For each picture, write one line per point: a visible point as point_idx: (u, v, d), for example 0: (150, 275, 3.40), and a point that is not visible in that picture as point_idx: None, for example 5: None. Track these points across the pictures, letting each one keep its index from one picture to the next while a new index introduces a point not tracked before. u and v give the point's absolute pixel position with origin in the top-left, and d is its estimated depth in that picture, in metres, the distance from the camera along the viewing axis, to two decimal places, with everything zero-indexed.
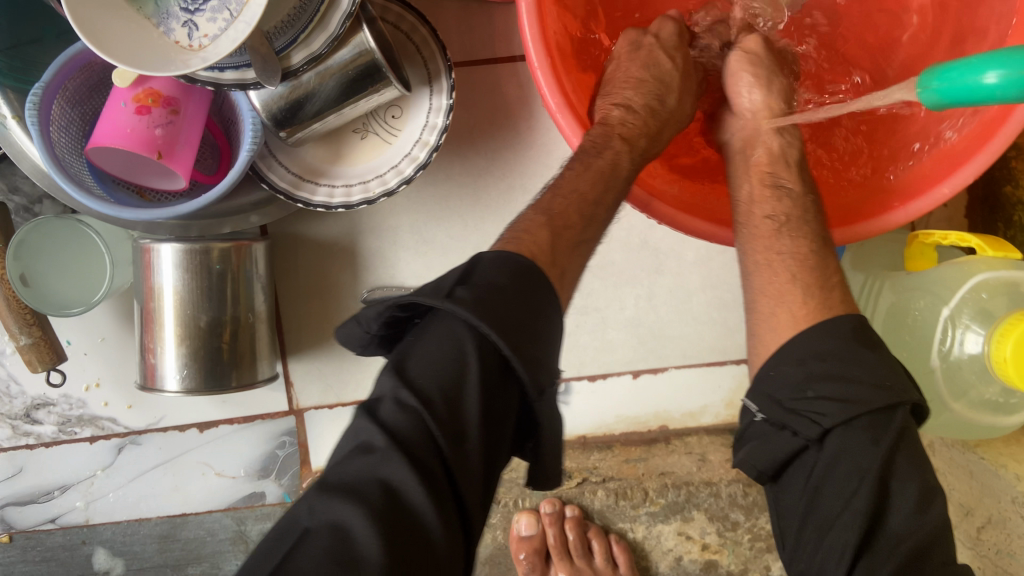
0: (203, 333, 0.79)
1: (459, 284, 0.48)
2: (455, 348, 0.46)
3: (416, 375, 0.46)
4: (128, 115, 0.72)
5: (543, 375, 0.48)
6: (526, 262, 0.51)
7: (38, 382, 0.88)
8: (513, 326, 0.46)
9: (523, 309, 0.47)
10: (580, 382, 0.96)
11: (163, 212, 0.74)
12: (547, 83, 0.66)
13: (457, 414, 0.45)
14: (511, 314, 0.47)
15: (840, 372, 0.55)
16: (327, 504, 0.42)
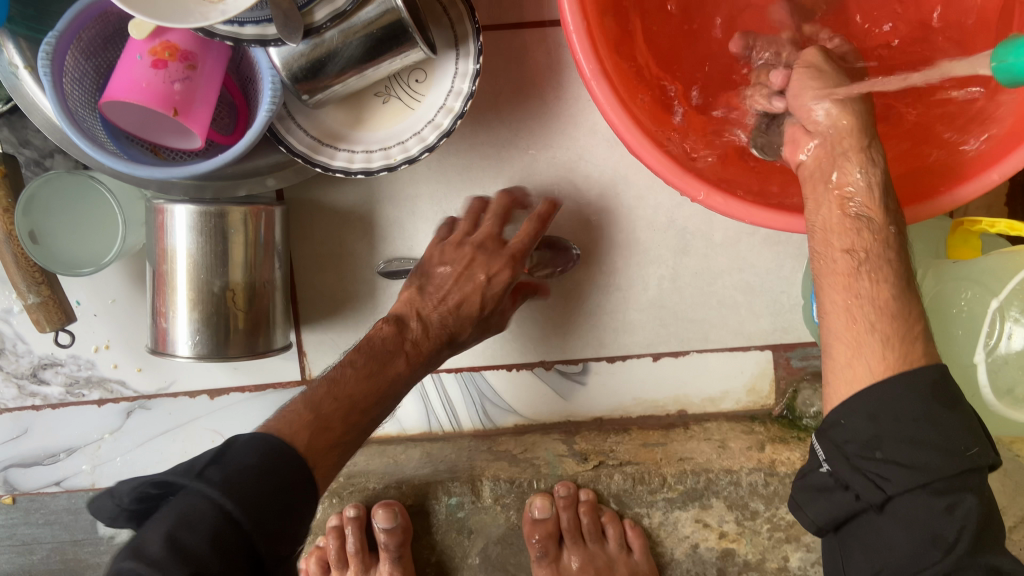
0: (215, 298, 0.77)
1: (211, 463, 0.57)
2: (206, 512, 0.54)
3: (229, 481, 0.56)
4: (144, 69, 0.69)
5: (284, 546, 0.58)
6: (276, 443, 0.62)
7: (45, 341, 0.86)
8: (263, 508, 0.56)
9: (269, 490, 0.58)
10: (598, 363, 0.94)
11: (177, 172, 0.71)
12: (582, 48, 0.63)
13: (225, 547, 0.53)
14: (257, 495, 0.56)
15: (917, 437, 0.52)
16: None
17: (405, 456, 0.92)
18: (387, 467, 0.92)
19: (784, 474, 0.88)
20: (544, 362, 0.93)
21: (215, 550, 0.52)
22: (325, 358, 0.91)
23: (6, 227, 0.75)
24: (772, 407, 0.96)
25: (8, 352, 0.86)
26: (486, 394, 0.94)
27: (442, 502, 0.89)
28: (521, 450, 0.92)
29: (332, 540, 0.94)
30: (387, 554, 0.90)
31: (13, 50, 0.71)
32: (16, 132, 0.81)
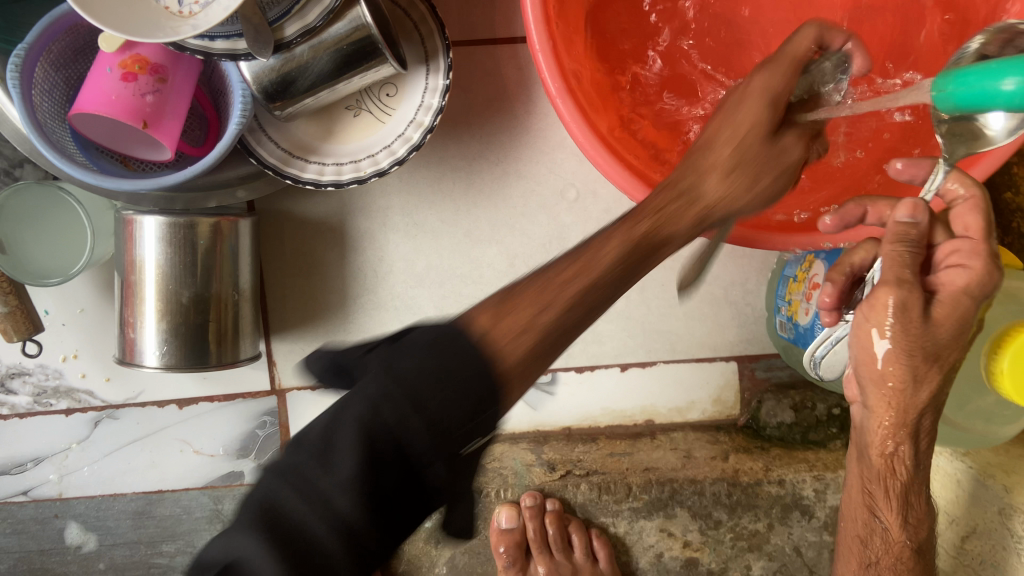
0: (184, 309, 0.77)
1: (395, 342, 0.46)
2: (373, 406, 0.42)
3: (404, 371, 0.42)
4: (114, 81, 0.70)
5: (491, 435, 0.44)
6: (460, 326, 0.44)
7: (13, 351, 0.86)
8: (450, 412, 0.42)
9: (454, 384, 0.42)
10: (567, 374, 0.94)
11: (147, 184, 0.71)
12: (546, 65, 0.65)
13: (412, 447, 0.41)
14: (448, 400, 0.42)
15: None
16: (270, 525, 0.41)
17: None
18: None
19: (746, 484, 0.91)
20: None
21: (311, 459, 0.42)
22: (295, 368, 0.91)
23: None
24: (738, 417, 0.97)
25: None
26: None
27: None
28: (491, 459, 0.94)
29: None
30: None
31: None
32: None
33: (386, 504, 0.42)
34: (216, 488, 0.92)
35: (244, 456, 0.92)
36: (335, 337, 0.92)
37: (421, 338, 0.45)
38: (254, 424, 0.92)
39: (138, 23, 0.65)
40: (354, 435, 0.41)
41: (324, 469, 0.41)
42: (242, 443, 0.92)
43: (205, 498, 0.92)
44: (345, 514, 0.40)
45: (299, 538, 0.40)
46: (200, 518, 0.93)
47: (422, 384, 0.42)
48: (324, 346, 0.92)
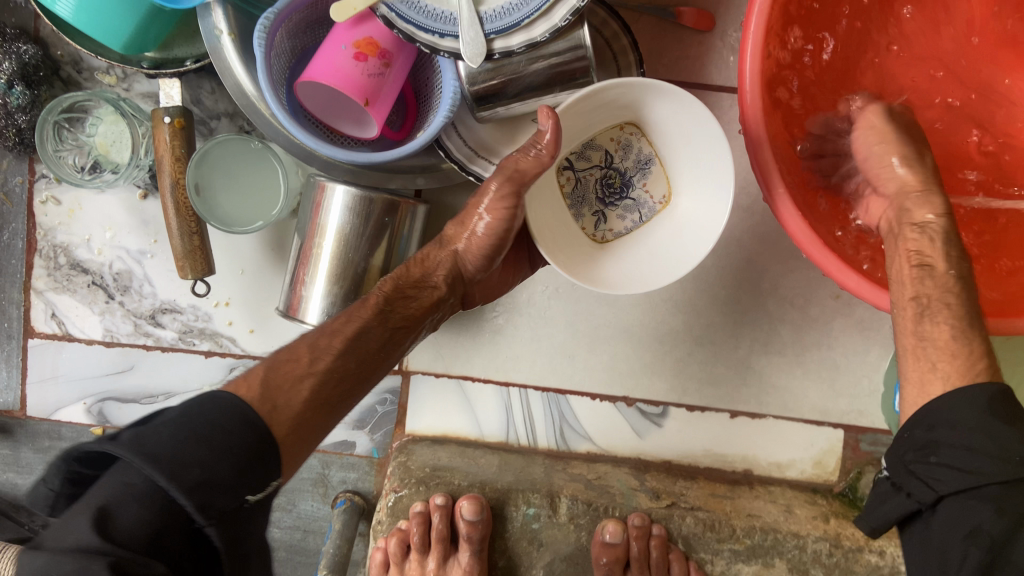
0: (356, 276, 0.82)
1: (129, 434, 0.56)
2: (131, 484, 0.54)
3: (154, 446, 0.55)
4: (347, 59, 0.74)
5: (224, 497, 0.56)
6: (234, 423, 0.59)
7: (172, 287, 0.92)
8: (196, 486, 0.54)
9: (227, 495, 0.56)
10: (678, 409, 0.97)
11: (358, 158, 0.76)
12: (752, 66, 0.69)
13: (190, 488, 0.54)
14: (216, 497, 0.55)
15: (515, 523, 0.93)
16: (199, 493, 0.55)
17: (484, 460, 0.94)
18: (468, 466, 0.94)
19: (849, 548, 0.90)
20: (627, 398, 0.96)
21: (157, 512, 0.53)
22: (424, 354, 0.95)
23: (175, 174, 0.80)
24: (834, 483, 0.98)
25: (134, 291, 0.92)
26: (566, 417, 0.97)
27: (519, 511, 0.92)
28: (596, 476, 0.94)
29: (418, 526, 0.92)
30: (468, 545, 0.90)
31: (221, 15, 0.77)
32: (190, 90, 0.89)
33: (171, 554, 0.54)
34: (326, 452, 0.96)
35: (359, 428, 0.96)
36: (466, 333, 0.95)
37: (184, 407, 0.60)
38: (376, 399, 0.95)
39: (558, 218, 0.83)
40: (162, 477, 0.54)
41: (130, 480, 0.54)
42: (360, 416, 0.96)
43: (316, 460, 0.96)
44: (217, 470, 0.56)
45: (202, 498, 0.55)
46: (306, 479, 0.97)
47: (195, 425, 0.57)
48: (455, 338, 0.95)
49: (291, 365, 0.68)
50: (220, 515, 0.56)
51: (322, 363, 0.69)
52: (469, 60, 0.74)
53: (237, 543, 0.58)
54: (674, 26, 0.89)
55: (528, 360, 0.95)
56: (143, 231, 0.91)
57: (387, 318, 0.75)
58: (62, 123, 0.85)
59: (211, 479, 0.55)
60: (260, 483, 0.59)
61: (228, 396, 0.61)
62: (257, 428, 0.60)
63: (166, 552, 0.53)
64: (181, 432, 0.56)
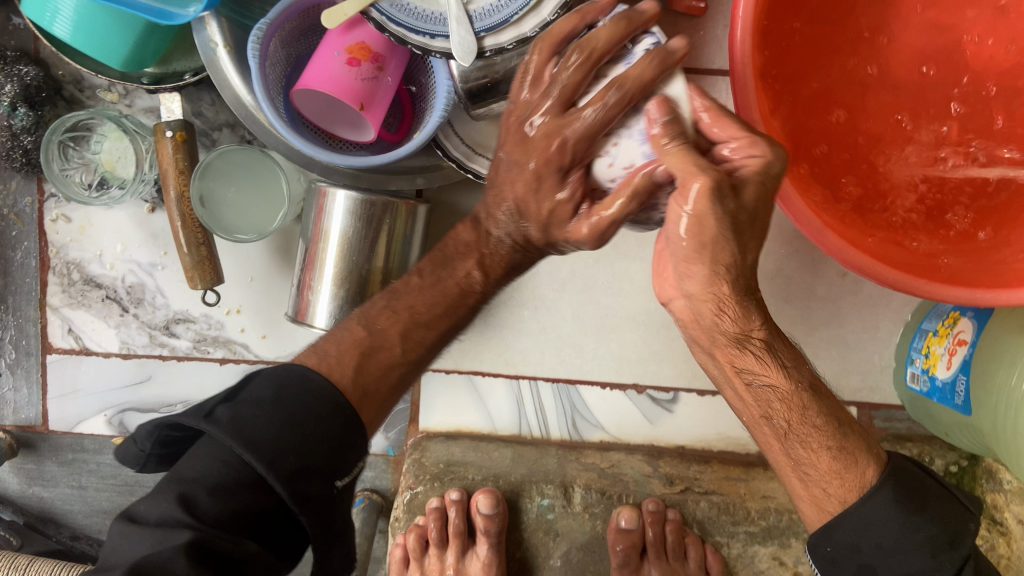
0: (361, 278, 0.83)
1: (221, 405, 0.61)
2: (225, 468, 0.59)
3: (245, 428, 0.59)
4: (340, 65, 0.75)
5: (313, 489, 0.60)
6: (325, 394, 0.63)
7: (184, 298, 0.94)
8: (288, 473, 0.58)
9: (317, 484, 0.60)
10: (689, 394, 0.97)
11: (355, 162, 0.77)
12: (742, 39, 0.66)
13: (286, 479, 0.58)
14: (305, 487, 0.59)
15: (530, 512, 0.94)
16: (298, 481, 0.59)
17: (497, 454, 0.96)
18: (481, 460, 0.95)
19: None
20: (637, 385, 0.97)
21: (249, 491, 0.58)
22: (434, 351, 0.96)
23: (180, 187, 0.81)
24: None
25: (147, 303, 0.94)
26: (577, 407, 0.97)
27: (534, 502, 0.93)
28: (609, 465, 0.95)
29: (435, 522, 0.94)
30: (487, 538, 0.91)
31: (216, 29, 0.79)
32: (191, 103, 0.90)
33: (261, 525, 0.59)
34: None
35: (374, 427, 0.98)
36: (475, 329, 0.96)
37: (284, 383, 0.63)
38: None
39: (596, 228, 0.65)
40: (260, 466, 0.57)
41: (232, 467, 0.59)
42: None
43: None
44: (309, 460, 0.60)
45: (296, 483, 0.59)
46: None
47: (286, 404, 0.61)
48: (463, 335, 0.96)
49: (354, 363, 0.68)
50: (312, 503, 0.60)
51: (376, 374, 0.68)
52: (460, 59, 0.75)
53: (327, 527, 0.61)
54: (664, 13, 0.89)
55: (537, 353, 0.96)
56: (152, 243, 0.93)
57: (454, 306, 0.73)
58: (67, 142, 0.86)
59: (306, 467, 0.60)
60: (346, 469, 0.63)
61: (317, 379, 0.63)
62: (342, 415, 0.63)
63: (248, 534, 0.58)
64: (278, 417, 0.60)
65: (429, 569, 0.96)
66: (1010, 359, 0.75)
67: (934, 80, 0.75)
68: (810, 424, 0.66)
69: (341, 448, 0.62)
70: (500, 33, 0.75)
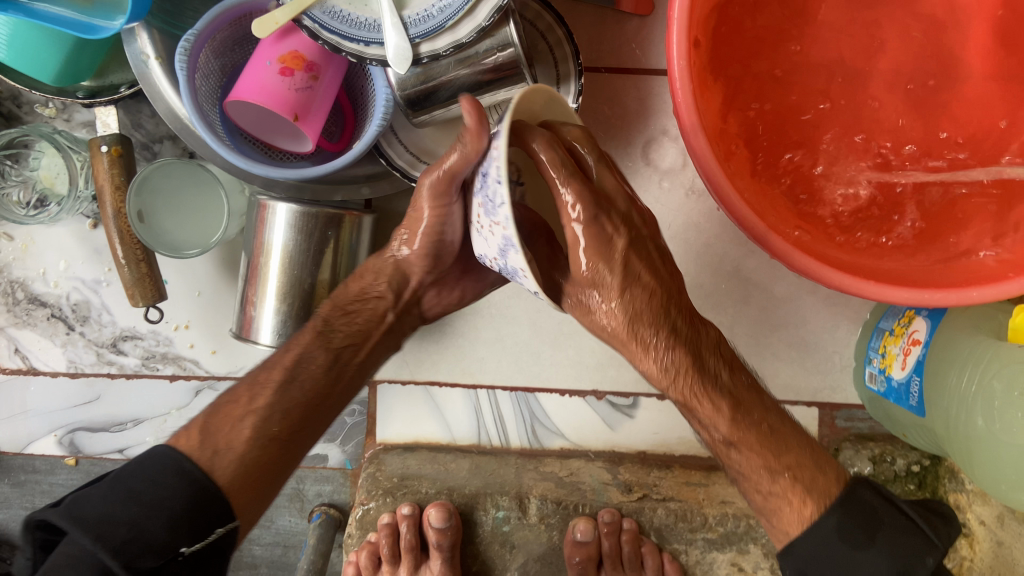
0: (305, 292, 0.82)
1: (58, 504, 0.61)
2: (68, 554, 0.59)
3: (83, 512, 0.59)
4: (272, 74, 0.74)
5: (151, 560, 0.59)
6: (170, 464, 0.63)
7: (131, 314, 0.92)
8: (122, 546, 0.59)
9: (157, 556, 0.60)
10: (649, 399, 0.96)
11: (293, 175, 0.75)
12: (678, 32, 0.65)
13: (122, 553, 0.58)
14: (142, 559, 0.59)
15: (484, 524, 0.93)
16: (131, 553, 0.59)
17: (454, 465, 0.94)
18: (437, 473, 0.94)
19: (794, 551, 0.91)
20: (597, 391, 0.95)
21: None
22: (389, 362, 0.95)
23: (116, 204, 0.79)
24: None
25: (93, 321, 0.92)
26: (537, 415, 0.96)
27: (489, 514, 0.92)
28: (567, 473, 0.94)
29: (387, 537, 0.93)
30: (440, 553, 0.90)
31: (146, 40, 0.77)
32: (130, 115, 0.88)
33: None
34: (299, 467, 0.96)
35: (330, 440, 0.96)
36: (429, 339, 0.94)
37: (134, 466, 0.63)
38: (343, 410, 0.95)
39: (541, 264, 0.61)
40: (88, 540, 0.58)
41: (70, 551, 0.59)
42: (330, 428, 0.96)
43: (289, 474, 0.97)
44: (147, 532, 0.59)
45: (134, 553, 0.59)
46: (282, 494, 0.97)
47: (127, 482, 0.62)
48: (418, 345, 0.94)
49: (232, 406, 0.69)
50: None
51: (261, 399, 0.69)
52: (396, 67, 0.73)
53: None
54: (612, 13, 0.87)
55: (493, 361, 0.95)
56: (96, 260, 0.91)
57: (327, 338, 0.73)
58: (3, 160, 0.84)
59: (138, 537, 0.59)
60: (197, 535, 0.62)
61: (173, 455, 0.64)
62: (193, 482, 0.63)
63: None
64: (118, 492, 0.61)
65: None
66: (962, 360, 0.73)
67: (885, 77, 0.72)
68: (746, 446, 0.68)
69: (192, 513, 0.62)
70: (435, 40, 0.74)
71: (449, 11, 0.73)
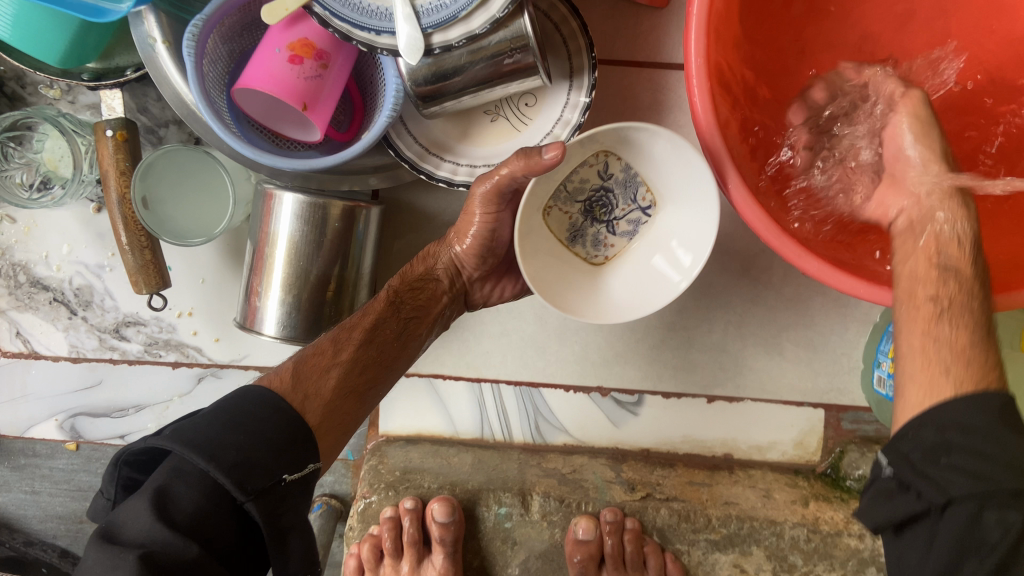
0: (310, 284, 0.81)
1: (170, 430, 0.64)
2: (182, 485, 0.62)
3: (195, 435, 0.63)
4: (281, 62, 0.72)
5: (258, 479, 0.63)
6: (265, 394, 0.68)
7: (133, 300, 0.91)
8: (234, 466, 0.62)
9: (264, 475, 0.63)
10: (654, 397, 0.95)
11: (301, 165, 0.74)
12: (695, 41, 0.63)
13: (237, 473, 0.62)
14: (251, 476, 0.63)
15: (487, 520, 0.91)
16: (239, 475, 0.62)
17: (457, 458, 0.94)
18: (439, 466, 0.93)
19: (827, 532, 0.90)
20: (601, 388, 0.95)
21: (204, 495, 0.62)
22: None
23: (120, 189, 0.78)
24: (817, 463, 0.97)
25: (96, 306, 0.91)
26: (540, 410, 0.96)
27: (491, 511, 0.91)
28: (570, 470, 0.92)
29: (389, 532, 0.92)
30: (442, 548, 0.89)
31: (154, 23, 0.75)
32: (135, 98, 0.87)
33: (220, 528, 0.63)
34: None
35: None
36: None
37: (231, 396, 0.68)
38: None
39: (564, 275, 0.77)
40: (202, 461, 0.61)
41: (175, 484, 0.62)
42: None
43: None
44: (254, 453, 0.63)
45: (243, 477, 0.62)
46: None
47: (228, 411, 0.65)
48: None
49: (317, 356, 0.73)
50: (257, 493, 0.63)
51: (345, 353, 0.74)
52: (407, 59, 0.72)
53: (275, 516, 0.65)
54: (626, 5, 0.85)
55: (499, 355, 0.94)
56: (99, 244, 0.90)
57: (398, 308, 0.78)
58: (6, 142, 0.83)
59: (248, 460, 0.63)
60: (294, 461, 0.66)
61: (260, 390, 0.68)
62: (284, 414, 0.67)
63: (205, 534, 0.61)
64: (221, 420, 0.65)
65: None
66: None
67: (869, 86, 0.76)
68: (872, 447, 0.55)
69: (294, 442, 0.67)
70: (449, 30, 0.72)
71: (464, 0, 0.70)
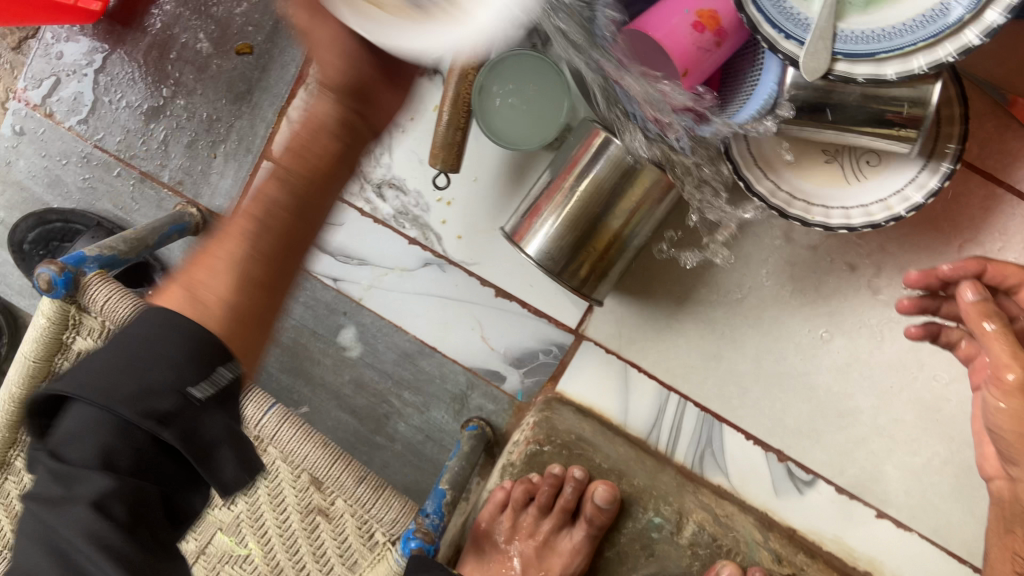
0: (585, 231, 0.81)
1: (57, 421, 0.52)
2: (96, 426, 0.50)
3: (88, 382, 0.51)
4: (685, 23, 0.73)
5: (207, 422, 0.52)
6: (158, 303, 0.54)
7: (407, 167, 0.94)
8: (141, 398, 0.50)
9: (173, 393, 0.51)
10: (827, 485, 0.93)
11: (655, 126, 0.75)
12: None
13: (153, 405, 0.50)
14: (159, 392, 0.50)
15: (638, 517, 0.87)
16: (150, 398, 0.50)
17: (624, 448, 0.91)
18: (609, 448, 0.90)
19: None
20: (781, 453, 0.93)
21: (134, 464, 0.51)
22: (606, 325, 0.95)
23: (467, 68, 0.80)
24: None
25: (374, 156, 0.95)
26: (713, 444, 0.94)
27: (645, 515, 0.87)
28: (727, 514, 0.88)
29: (546, 486, 0.88)
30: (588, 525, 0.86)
31: None
32: None
33: (158, 466, 0.53)
34: (476, 374, 0.98)
35: (515, 367, 0.97)
36: (654, 323, 0.94)
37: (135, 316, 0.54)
38: (542, 347, 0.96)
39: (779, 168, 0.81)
40: (128, 412, 0.49)
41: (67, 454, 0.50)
42: (521, 355, 0.97)
43: (464, 378, 0.98)
44: (181, 374, 0.51)
45: (157, 404, 0.50)
46: (448, 390, 0.99)
47: (119, 348, 0.53)
48: (641, 324, 0.94)
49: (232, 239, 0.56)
50: (165, 422, 0.50)
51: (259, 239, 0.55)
52: (803, 72, 0.69)
53: (199, 433, 0.51)
54: (1005, 114, 0.82)
55: (701, 375, 0.94)
56: (405, 104, 0.92)
57: None
58: None
59: (150, 390, 0.51)
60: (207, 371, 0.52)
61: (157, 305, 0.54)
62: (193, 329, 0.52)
63: (150, 486, 0.53)
64: (123, 359, 0.52)
65: (520, 528, 0.90)
66: None
67: None
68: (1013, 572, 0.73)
69: (199, 357, 0.52)
70: (857, 64, 0.68)
71: (889, 42, 0.67)
